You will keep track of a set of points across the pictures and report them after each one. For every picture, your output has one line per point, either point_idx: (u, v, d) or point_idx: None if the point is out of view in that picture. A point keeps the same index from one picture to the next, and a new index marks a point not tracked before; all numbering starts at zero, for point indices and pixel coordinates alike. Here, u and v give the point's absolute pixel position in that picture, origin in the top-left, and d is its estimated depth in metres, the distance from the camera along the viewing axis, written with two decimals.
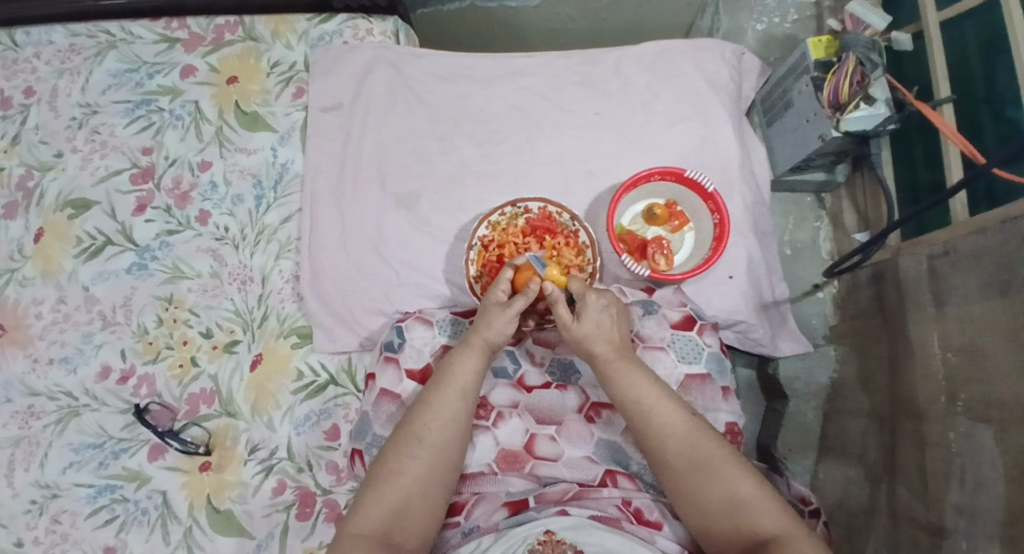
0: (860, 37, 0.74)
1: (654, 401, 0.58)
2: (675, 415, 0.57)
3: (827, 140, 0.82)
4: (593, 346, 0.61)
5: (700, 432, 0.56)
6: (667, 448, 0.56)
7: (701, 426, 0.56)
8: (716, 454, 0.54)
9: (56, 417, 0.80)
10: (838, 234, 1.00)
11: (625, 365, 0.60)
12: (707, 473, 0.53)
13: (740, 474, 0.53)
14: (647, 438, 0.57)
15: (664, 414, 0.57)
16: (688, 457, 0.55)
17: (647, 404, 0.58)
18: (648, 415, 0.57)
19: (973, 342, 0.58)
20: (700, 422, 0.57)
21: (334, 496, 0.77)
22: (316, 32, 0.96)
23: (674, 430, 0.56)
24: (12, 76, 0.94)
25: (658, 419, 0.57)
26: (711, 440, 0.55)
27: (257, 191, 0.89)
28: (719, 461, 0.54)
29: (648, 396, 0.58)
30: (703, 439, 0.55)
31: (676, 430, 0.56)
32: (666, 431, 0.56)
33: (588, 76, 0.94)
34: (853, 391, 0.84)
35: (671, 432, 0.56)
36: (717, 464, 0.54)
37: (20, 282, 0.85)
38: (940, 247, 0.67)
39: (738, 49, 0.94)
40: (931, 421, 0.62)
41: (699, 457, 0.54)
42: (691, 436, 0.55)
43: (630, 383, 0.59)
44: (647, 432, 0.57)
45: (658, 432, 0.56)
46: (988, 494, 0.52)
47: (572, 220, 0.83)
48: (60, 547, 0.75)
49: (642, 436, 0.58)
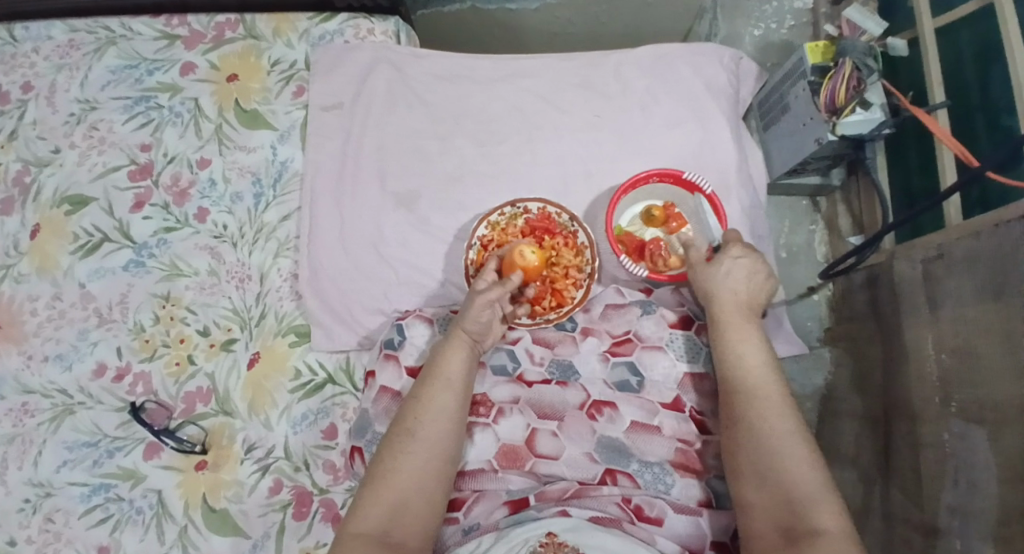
0: (857, 43, 0.76)
1: (752, 364, 0.58)
2: (769, 381, 0.57)
3: (823, 144, 0.82)
4: (717, 295, 0.63)
5: (784, 407, 0.55)
6: (747, 410, 0.56)
7: (790, 404, 0.56)
8: (789, 431, 0.53)
9: (50, 415, 0.79)
10: (833, 238, 1.02)
11: (744, 326, 0.61)
12: (773, 443, 0.53)
13: (807, 458, 0.52)
14: (733, 398, 0.58)
15: (758, 378, 0.57)
16: (758, 423, 0.55)
17: (749, 367, 0.58)
18: (743, 376, 0.58)
19: (967, 345, 0.59)
20: (791, 403, 0.56)
21: (331, 496, 0.77)
22: (317, 31, 0.96)
23: (763, 396, 0.56)
24: (9, 71, 0.93)
25: (750, 379, 0.57)
26: (790, 419, 0.54)
27: (256, 189, 0.89)
28: (790, 437, 0.53)
29: (751, 358, 0.59)
30: (781, 412, 0.55)
31: (761, 397, 0.56)
32: (754, 394, 0.56)
33: (589, 79, 0.94)
34: (848, 392, 0.85)
35: (759, 396, 0.56)
36: (785, 439, 0.53)
37: (15, 278, 0.85)
38: (935, 251, 0.68)
39: (736, 53, 0.96)
40: (925, 422, 0.63)
41: (770, 426, 0.54)
42: (773, 406, 0.55)
43: (736, 342, 0.60)
44: (735, 391, 0.58)
45: (745, 392, 0.57)
46: (981, 493, 0.53)
47: (571, 221, 0.83)
48: (53, 546, 0.74)
49: (729, 394, 0.59)
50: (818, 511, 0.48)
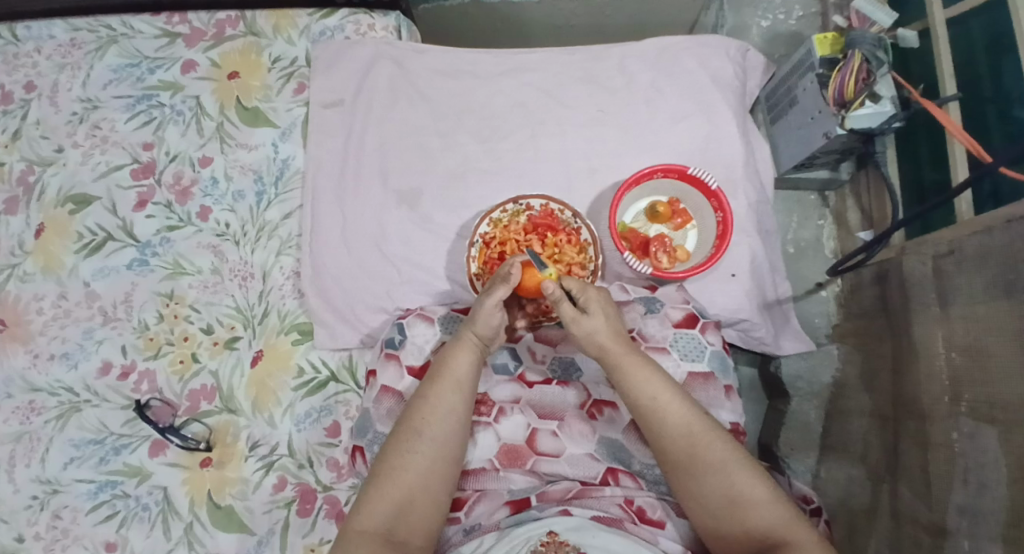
0: (866, 34, 0.74)
1: (668, 401, 0.56)
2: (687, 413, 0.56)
3: (831, 138, 0.81)
4: (602, 342, 0.61)
5: (710, 435, 0.55)
6: (679, 450, 0.55)
7: (715, 429, 0.55)
8: (727, 458, 0.53)
9: (57, 413, 0.80)
10: (842, 233, 1.00)
11: (637, 360, 0.59)
12: (715, 476, 0.53)
13: (752, 480, 0.52)
14: (660, 443, 0.56)
15: (675, 413, 0.56)
16: (694, 460, 0.54)
17: (661, 404, 0.56)
18: (659, 415, 0.56)
19: (978, 342, 0.58)
20: (714, 426, 0.56)
21: (335, 493, 0.77)
22: (318, 27, 0.95)
23: (688, 430, 0.55)
24: (13, 71, 0.93)
25: (670, 418, 0.56)
26: (723, 444, 0.54)
27: (258, 186, 0.89)
28: (729, 466, 0.53)
29: (660, 394, 0.57)
30: (712, 441, 0.54)
31: (686, 433, 0.55)
32: (676, 431, 0.55)
33: (592, 73, 0.93)
34: (856, 390, 0.83)
35: (684, 432, 0.55)
36: (726, 468, 0.53)
37: (21, 277, 0.85)
38: (946, 246, 0.67)
39: (742, 46, 0.94)
40: (935, 421, 0.62)
41: (706, 459, 0.53)
42: (700, 438, 0.54)
43: (641, 381, 0.58)
44: (658, 435, 0.56)
45: (672, 437, 0.55)
46: (991, 494, 0.52)
47: (574, 218, 0.82)
48: (61, 543, 0.75)
49: (655, 440, 0.57)
50: (786, 532, 0.49)
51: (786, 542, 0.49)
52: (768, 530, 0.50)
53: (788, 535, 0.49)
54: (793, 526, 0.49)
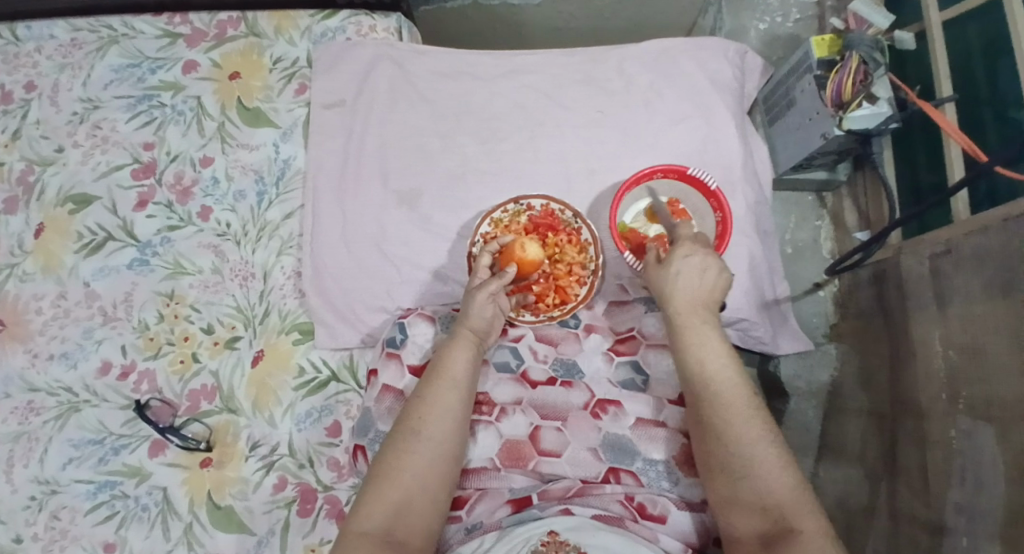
0: (864, 36, 0.74)
1: (718, 370, 0.57)
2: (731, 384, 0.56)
3: (829, 139, 0.82)
4: (676, 300, 0.61)
5: (749, 412, 0.54)
6: (714, 419, 0.55)
7: (756, 408, 0.55)
8: (759, 437, 0.53)
9: (56, 413, 0.79)
10: (839, 233, 1.01)
11: (701, 325, 0.59)
12: (743, 451, 0.53)
13: (777, 465, 0.52)
14: (700, 409, 0.57)
15: (722, 382, 0.56)
16: (727, 433, 0.54)
17: (710, 372, 0.57)
18: (706, 382, 0.57)
19: (975, 341, 0.58)
20: (757, 405, 0.55)
21: (335, 493, 0.77)
22: (319, 28, 0.96)
23: (730, 401, 0.55)
24: (14, 70, 0.93)
25: (716, 386, 0.56)
26: (759, 424, 0.54)
27: (259, 187, 0.89)
28: (758, 445, 0.52)
29: (711, 362, 0.57)
30: (749, 418, 0.54)
31: (726, 403, 0.55)
32: (719, 399, 0.55)
33: (591, 74, 0.94)
34: (854, 389, 0.84)
35: (725, 403, 0.55)
36: (754, 447, 0.52)
37: (20, 277, 0.85)
38: (943, 246, 0.67)
39: (741, 48, 0.95)
40: (933, 419, 0.63)
41: (738, 432, 0.53)
42: (739, 412, 0.54)
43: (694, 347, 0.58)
44: (701, 399, 0.57)
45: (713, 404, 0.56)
46: (988, 492, 0.52)
47: (574, 218, 0.83)
48: (59, 543, 0.74)
49: (696, 404, 0.57)
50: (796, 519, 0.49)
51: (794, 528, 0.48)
52: (779, 513, 0.50)
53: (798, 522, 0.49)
54: (807, 516, 0.49)
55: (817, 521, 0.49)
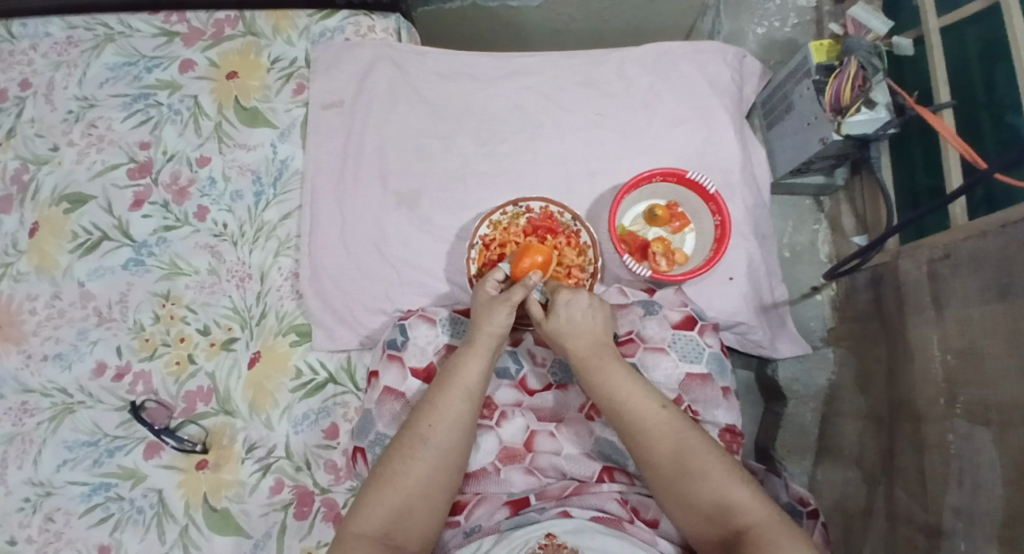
0: (862, 41, 0.75)
1: (631, 393, 0.59)
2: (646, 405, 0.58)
3: (828, 144, 0.82)
4: (572, 338, 0.63)
5: (674, 424, 0.57)
6: (644, 442, 0.57)
7: (678, 418, 0.58)
8: (692, 445, 0.55)
9: (50, 414, 0.79)
10: (836, 237, 1.01)
11: (603, 356, 0.62)
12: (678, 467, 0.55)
13: (716, 465, 0.54)
14: (628, 436, 0.58)
15: (639, 405, 0.58)
16: (661, 450, 0.56)
17: (626, 396, 0.59)
18: (625, 409, 0.58)
19: (972, 345, 0.59)
20: (676, 415, 0.58)
21: (333, 496, 0.77)
22: (317, 28, 0.95)
23: (651, 421, 0.57)
24: (8, 68, 0.92)
25: (636, 409, 0.58)
26: (687, 431, 0.56)
27: (257, 187, 0.89)
28: (693, 453, 0.55)
29: (625, 387, 0.59)
30: (674, 430, 0.56)
31: (650, 424, 0.57)
32: (642, 422, 0.57)
33: (591, 77, 0.94)
34: (851, 393, 0.84)
35: (647, 424, 0.57)
36: (687, 455, 0.55)
37: (14, 277, 0.84)
38: (941, 251, 0.68)
39: (740, 52, 0.95)
40: (929, 422, 0.63)
41: (669, 449, 0.55)
42: (665, 428, 0.57)
43: (606, 376, 0.60)
44: (623, 426, 0.58)
45: (636, 430, 0.58)
46: (986, 494, 0.53)
47: (573, 220, 0.83)
48: (53, 546, 0.74)
49: (621, 433, 0.59)
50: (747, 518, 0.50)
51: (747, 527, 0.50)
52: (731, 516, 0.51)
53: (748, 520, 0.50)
54: (755, 509, 0.51)
55: (767, 513, 0.51)
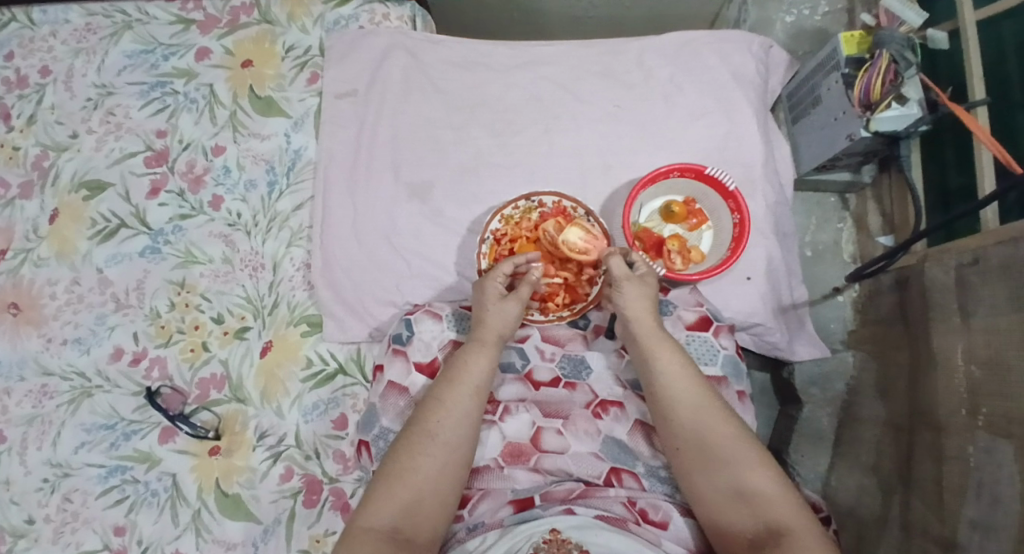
0: (895, 33, 0.71)
1: (684, 378, 0.60)
2: (700, 396, 0.59)
3: (856, 140, 0.78)
4: (633, 320, 0.63)
5: (724, 418, 0.57)
6: (689, 428, 0.58)
7: (726, 413, 0.58)
8: (738, 439, 0.56)
9: (69, 397, 0.81)
10: (862, 237, 0.98)
11: (662, 343, 0.62)
12: (725, 454, 0.55)
13: (757, 460, 0.54)
14: (671, 422, 0.59)
15: (691, 393, 0.59)
16: (703, 437, 0.57)
17: (680, 382, 0.60)
18: (677, 394, 0.59)
19: (998, 356, 0.56)
20: (726, 410, 0.59)
21: (340, 485, 0.77)
22: (332, 16, 0.94)
23: (701, 411, 0.58)
24: (28, 54, 0.93)
25: (687, 395, 0.59)
26: (734, 427, 0.57)
27: (270, 176, 0.89)
28: (738, 447, 0.55)
29: (679, 375, 0.60)
30: (724, 423, 0.57)
31: (698, 412, 0.58)
32: (691, 409, 0.58)
33: (609, 67, 0.91)
34: (870, 398, 0.82)
35: (697, 412, 0.58)
36: (735, 448, 0.55)
37: (35, 262, 0.86)
38: (970, 255, 0.65)
39: (766, 42, 0.91)
40: (950, 434, 0.61)
41: (717, 437, 0.56)
42: (710, 417, 0.57)
43: (661, 360, 0.61)
44: (669, 411, 0.59)
45: (681, 415, 0.58)
46: (1004, 510, 0.51)
47: (586, 215, 0.80)
48: (71, 526, 0.76)
49: (665, 419, 0.60)
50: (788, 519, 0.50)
51: (785, 528, 0.50)
52: (772, 515, 0.51)
53: (790, 522, 0.50)
54: (794, 509, 0.51)
55: (808, 518, 0.50)
